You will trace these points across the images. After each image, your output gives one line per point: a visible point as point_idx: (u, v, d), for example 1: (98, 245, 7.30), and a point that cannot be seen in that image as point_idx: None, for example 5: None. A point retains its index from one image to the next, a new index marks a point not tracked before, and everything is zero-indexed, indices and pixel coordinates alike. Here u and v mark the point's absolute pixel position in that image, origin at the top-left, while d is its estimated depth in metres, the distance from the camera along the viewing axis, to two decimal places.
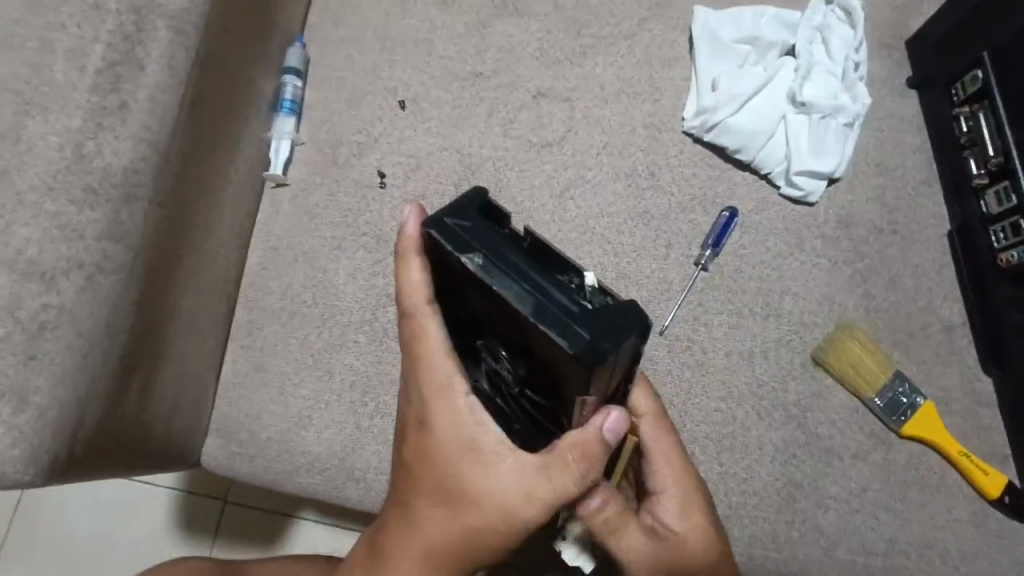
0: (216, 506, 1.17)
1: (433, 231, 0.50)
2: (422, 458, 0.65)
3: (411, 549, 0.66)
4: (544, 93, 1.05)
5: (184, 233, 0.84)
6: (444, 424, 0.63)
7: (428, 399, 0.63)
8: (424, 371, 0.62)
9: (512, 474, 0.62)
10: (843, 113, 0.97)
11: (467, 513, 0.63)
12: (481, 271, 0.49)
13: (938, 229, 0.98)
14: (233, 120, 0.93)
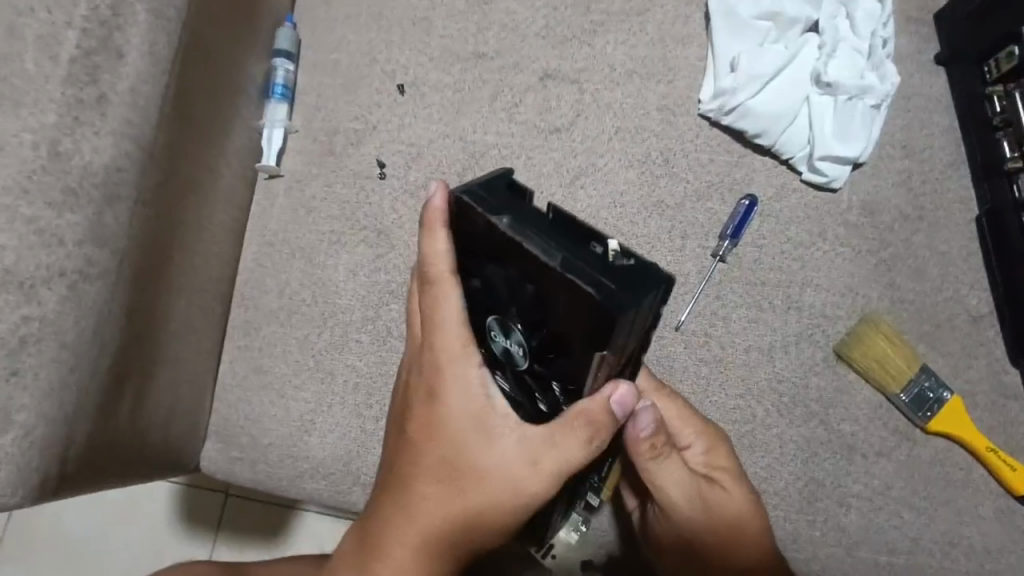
0: (217, 500, 1.13)
1: (465, 196, 0.49)
2: (427, 431, 0.59)
3: (406, 526, 0.60)
4: (550, 75, 0.99)
5: (173, 231, 0.79)
6: (453, 397, 0.58)
7: (440, 368, 0.58)
8: (437, 338, 0.57)
9: (518, 447, 0.57)
10: (871, 93, 0.92)
11: (470, 490, 0.59)
12: (510, 230, 0.47)
13: (967, 214, 0.93)
14: (221, 109, 0.87)
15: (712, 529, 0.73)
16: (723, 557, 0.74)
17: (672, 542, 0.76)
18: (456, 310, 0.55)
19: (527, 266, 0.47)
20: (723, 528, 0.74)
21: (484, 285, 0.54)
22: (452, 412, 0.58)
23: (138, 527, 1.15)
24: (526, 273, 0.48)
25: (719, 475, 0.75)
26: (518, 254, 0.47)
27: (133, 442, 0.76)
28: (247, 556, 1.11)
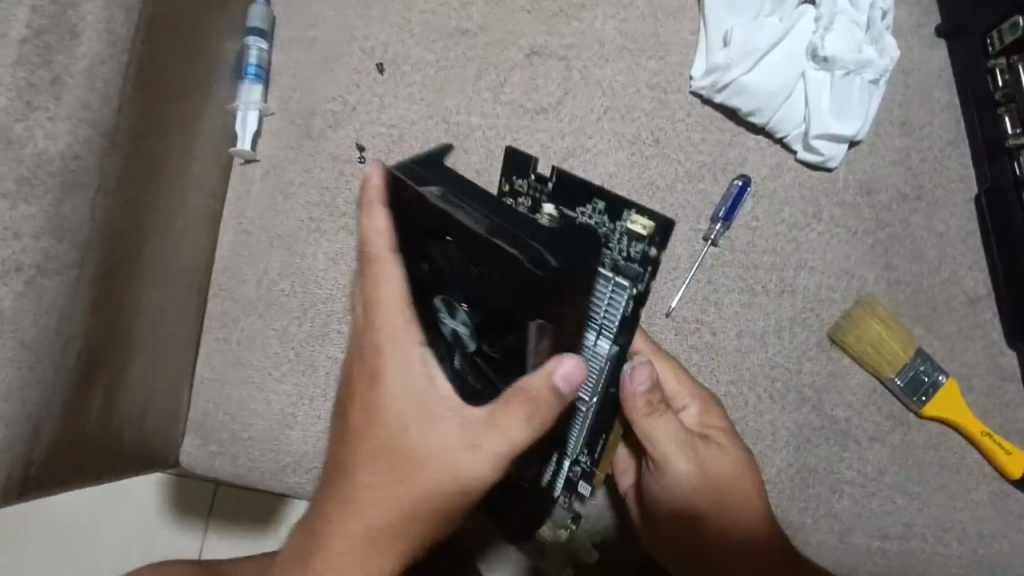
0: (208, 490, 1.11)
1: (399, 171, 0.47)
2: (364, 417, 0.53)
3: (339, 524, 0.53)
4: (537, 52, 0.95)
5: (142, 220, 0.76)
6: (390, 380, 0.52)
7: (380, 346, 0.52)
8: (377, 313, 0.52)
9: (460, 430, 0.53)
10: (869, 68, 0.88)
11: (409, 480, 0.52)
12: (439, 200, 0.46)
13: (965, 193, 0.91)
14: (189, 91, 0.84)
15: (713, 489, 0.73)
16: (724, 520, 0.73)
17: (671, 511, 0.75)
18: (398, 283, 0.51)
19: (462, 237, 0.47)
20: (723, 488, 0.73)
21: (434, 270, 0.52)
22: (392, 394, 0.53)
23: (124, 523, 1.12)
24: (460, 243, 0.48)
25: (715, 436, 0.76)
26: (451, 227, 0.46)
27: (105, 436, 0.76)
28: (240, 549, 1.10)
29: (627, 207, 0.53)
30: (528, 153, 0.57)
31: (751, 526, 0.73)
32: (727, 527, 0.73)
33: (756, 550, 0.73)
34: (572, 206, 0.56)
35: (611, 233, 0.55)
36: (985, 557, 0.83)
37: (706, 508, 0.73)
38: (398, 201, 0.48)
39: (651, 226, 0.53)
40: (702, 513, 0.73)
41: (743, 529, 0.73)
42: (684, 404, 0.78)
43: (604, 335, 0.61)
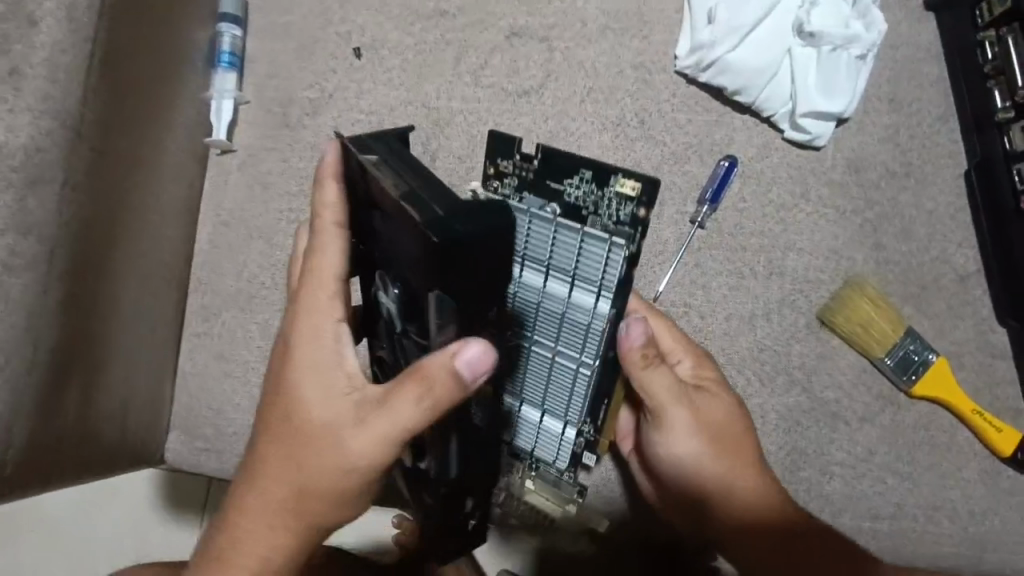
0: (202, 486, 1.09)
1: (350, 140, 0.51)
2: (277, 384, 0.55)
3: (244, 486, 0.55)
4: (518, 33, 0.93)
5: (116, 216, 0.74)
6: (304, 352, 0.54)
7: (303, 317, 0.55)
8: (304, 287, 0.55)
9: (354, 409, 0.52)
10: (857, 43, 0.86)
11: (303, 452, 0.53)
12: (371, 162, 0.49)
13: (955, 169, 0.89)
14: (161, 81, 0.81)
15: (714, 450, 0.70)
16: (728, 482, 0.70)
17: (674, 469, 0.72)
18: (327, 254, 0.53)
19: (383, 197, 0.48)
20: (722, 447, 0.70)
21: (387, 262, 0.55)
22: (301, 367, 0.54)
23: (119, 523, 1.11)
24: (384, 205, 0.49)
25: (710, 393, 0.72)
26: (380, 187, 0.48)
27: (85, 436, 0.74)
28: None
29: (611, 172, 0.53)
30: (513, 135, 0.59)
31: (754, 486, 0.70)
32: (731, 490, 0.70)
33: (763, 513, 0.70)
34: (560, 176, 0.56)
35: (601, 200, 0.55)
36: (975, 535, 0.82)
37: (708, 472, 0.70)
38: (348, 175, 0.53)
39: (640, 186, 0.53)
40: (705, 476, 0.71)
41: (745, 489, 0.70)
42: (677, 357, 0.75)
43: (604, 297, 0.59)
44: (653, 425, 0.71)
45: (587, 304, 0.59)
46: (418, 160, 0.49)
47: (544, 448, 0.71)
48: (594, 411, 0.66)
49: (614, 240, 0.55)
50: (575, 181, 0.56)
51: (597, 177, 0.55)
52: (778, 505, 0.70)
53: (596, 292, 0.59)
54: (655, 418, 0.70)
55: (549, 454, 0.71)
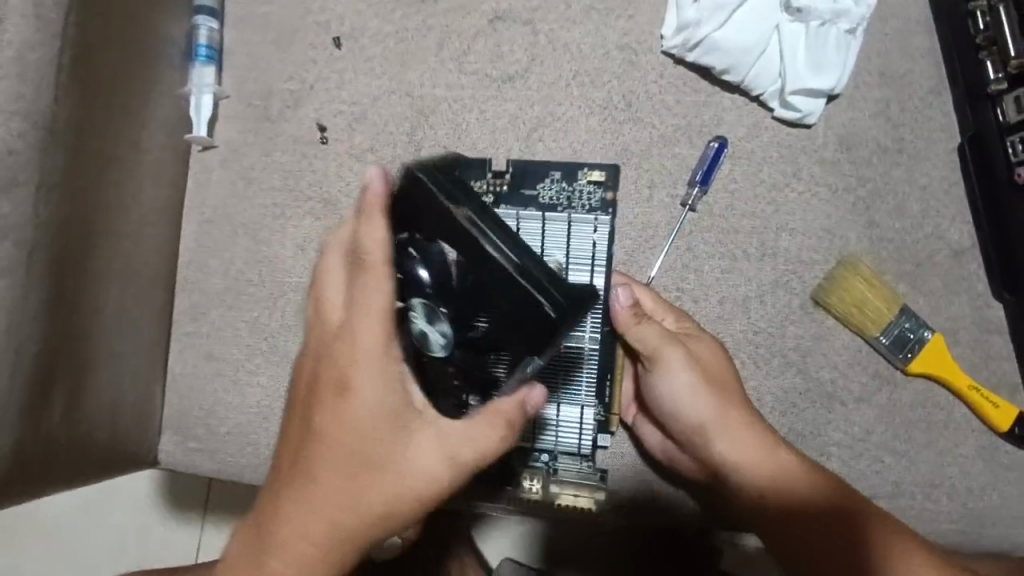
0: (201, 485, 1.09)
1: (422, 174, 0.54)
2: (338, 420, 0.53)
3: (298, 527, 0.53)
4: (501, 17, 0.91)
5: (94, 216, 0.73)
6: (364, 391, 0.53)
7: (361, 353, 0.52)
8: (362, 323, 0.52)
9: (432, 442, 0.54)
10: (845, 18, 0.85)
11: (375, 487, 0.53)
12: (470, 220, 0.54)
13: (948, 143, 0.88)
14: (136, 77, 0.80)
15: (705, 392, 0.71)
16: (720, 425, 0.70)
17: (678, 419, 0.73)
18: (388, 295, 0.51)
19: (481, 262, 0.54)
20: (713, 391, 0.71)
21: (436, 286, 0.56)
22: (370, 406, 0.53)
23: (121, 525, 1.11)
24: (471, 260, 0.55)
25: (699, 343, 0.75)
26: (474, 246, 0.54)
27: (74, 443, 0.73)
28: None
29: (566, 177, 0.79)
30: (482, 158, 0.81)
31: (747, 429, 0.70)
32: (726, 433, 0.70)
33: (759, 457, 0.68)
34: (535, 183, 0.79)
35: (572, 193, 0.78)
36: (974, 511, 0.82)
37: (700, 414, 0.71)
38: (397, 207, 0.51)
39: (604, 175, 0.78)
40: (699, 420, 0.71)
41: (739, 433, 0.70)
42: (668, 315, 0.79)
43: (600, 270, 0.75)
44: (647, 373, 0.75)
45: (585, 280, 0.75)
46: (500, 221, 0.57)
47: (564, 440, 0.79)
48: (601, 387, 0.78)
49: (598, 218, 0.77)
50: (553, 182, 0.79)
51: (569, 179, 0.78)
52: (776, 449, 0.68)
53: (592, 268, 0.75)
54: (648, 365, 0.74)
55: (570, 441, 0.79)
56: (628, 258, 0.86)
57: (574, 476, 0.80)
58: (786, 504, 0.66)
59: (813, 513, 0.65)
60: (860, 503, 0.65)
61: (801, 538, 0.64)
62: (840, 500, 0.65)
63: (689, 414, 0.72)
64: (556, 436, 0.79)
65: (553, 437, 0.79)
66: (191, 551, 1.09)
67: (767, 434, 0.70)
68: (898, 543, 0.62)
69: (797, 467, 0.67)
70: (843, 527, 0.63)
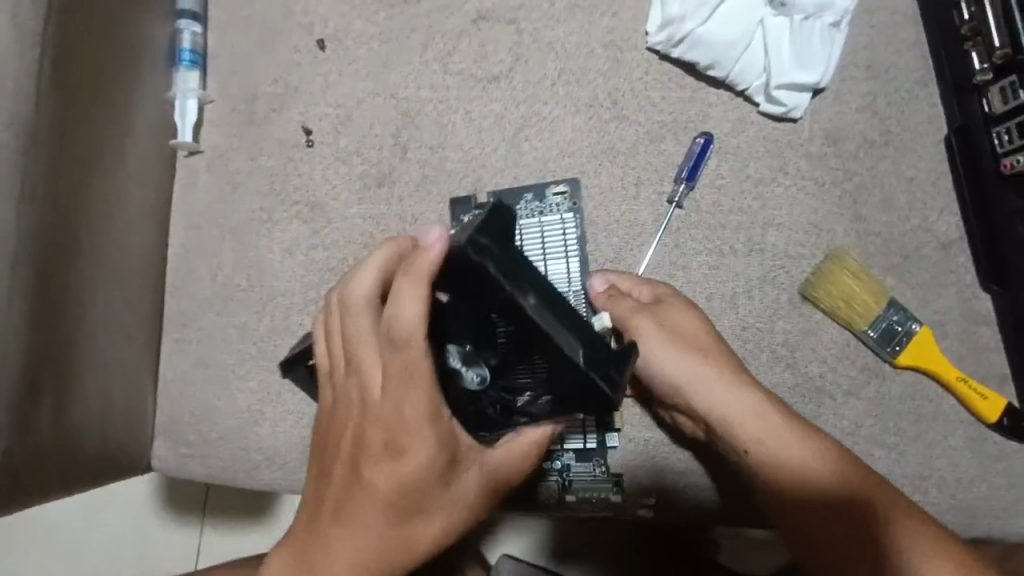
0: (200, 489, 1.11)
1: (491, 266, 0.52)
2: (386, 465, 0.61)
3: (354, 558, 0.62)
4: (484, 16, 0.90)
5: (75, 225, 0.75)
6: (413, 448, 0.60)
7: (405, 411, 0.59)
8: (404, 387, 0.58)
9: (472, 479, 0.65)
10: (830, 11, 0.84)
11: (423, 520, 0.63)
12: (535, 310, 0.53)
13: (935, 134, 0.88)
14: (112, 87, 0.81)
15: (699, 373, 0.72)
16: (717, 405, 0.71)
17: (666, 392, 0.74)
18: (426, 363, 0.57)
19: (547, 349, 0.54)
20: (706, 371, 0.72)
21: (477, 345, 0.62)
22: (415, 454, 0.60)
23: (121, 529, 1.11)
24: (527, 335, 0.55)
25: (683, 322, 0.75)
26: (533, 331, 0.54)
27: (62, 450, 0.75)
28: (239, 550, 1.09)
29: (529, 189, 0.86)
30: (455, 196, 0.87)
31: (743, 405, 0.70)
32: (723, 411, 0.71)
33: (758, 433, 0.69)
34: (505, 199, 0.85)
35: (540, 205, 0.85)
36: (964, 503, 0.82)
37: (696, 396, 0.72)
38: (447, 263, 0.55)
39: (567, 187, 0.86)
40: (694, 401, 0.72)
41: (737, 411, 0.70)
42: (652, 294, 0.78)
43: (574, 256, 0.84)
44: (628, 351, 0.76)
45: (566, 268, 0.83)
46: (562, 299, 0.55)
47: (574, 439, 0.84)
48: None
49: (566, 216, 0.85)
50: (527, 202, 0.85)
51: (539, 196, 0.86)
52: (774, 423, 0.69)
53: (567, 257, 0.84)
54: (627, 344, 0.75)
55: (576, 439, 0.84)
56: (616, 257, 0.86)
57: (586, 476, 0.84)
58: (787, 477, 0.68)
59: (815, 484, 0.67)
60: (858, 473, 0.66)
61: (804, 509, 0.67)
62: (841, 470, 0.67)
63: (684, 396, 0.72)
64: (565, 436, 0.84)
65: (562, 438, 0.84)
66: (192, 554, 1.10)
67: (765, 408, 0.70)
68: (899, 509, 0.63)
69: (797, 440, 0.69)
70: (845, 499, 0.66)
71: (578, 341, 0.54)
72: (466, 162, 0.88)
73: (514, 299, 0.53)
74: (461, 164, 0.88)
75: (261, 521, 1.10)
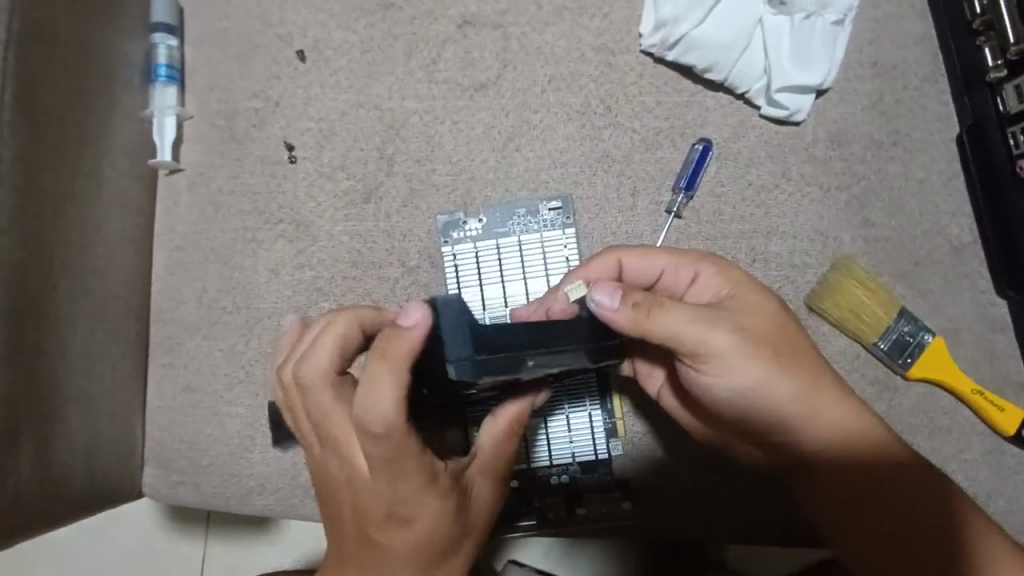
0: (199, 514, 1.08)
1: (488, 376, 0.52)
2: (400, 527, 0.59)
3: None
4: (470, 22, 0.87)
5: (52, 257, 0.70)
6: (414, 496, 0.58)
7: (395, 485, 0.57)
8: (387, 460, 0.56)
9: (484, 490, 0.65)
10: (831, 8, 0.81)
11: (451, 551, 0.62)
12: (538, 365, 0.54)
13: (945, 133, 0.84)
14: (92, 106, 0.77)
15: (787, 376, 0.62)
16: (815, 411, 0.63)
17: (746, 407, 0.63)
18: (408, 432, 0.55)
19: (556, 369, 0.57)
20: (795, 374, 0.62)
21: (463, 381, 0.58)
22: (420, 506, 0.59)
23: (118, 556, 1.09)
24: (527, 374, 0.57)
25: (757, 308, 0.63)
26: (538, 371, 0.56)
27: (47, 489, 0.71)
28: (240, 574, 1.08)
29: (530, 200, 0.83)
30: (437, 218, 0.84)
31: (839, 408, 0.64)
32: (817, 422, 0.63)
33: (849, 438, 0.64)
34: (499, 216, 0.83)
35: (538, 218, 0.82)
36: None
37: (790, 406, 0.63)
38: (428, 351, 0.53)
39: (560, 203, 0.83)
40: (784, 406, 0.62)
41: (826, 409, 0.63)
42: (692, 277, 0.68)
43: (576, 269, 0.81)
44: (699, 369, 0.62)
45: None
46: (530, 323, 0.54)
47: (580, 449, 0.81)
48: (605, 402, 0.82)
49: (566, 230, 0.82)
50: (521, 218, 0.82)
51: (532, 213, 0.83)
52: (872, 431, 0.64)
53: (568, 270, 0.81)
54: (699, 363, 0.61)
55: (586, 451, 0.81)
56: None
57: (592, 490, 0.81)
58: (883, 488, 0.64)
59: (901, 491, 0.63)
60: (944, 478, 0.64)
61: (899, 523, 0.63)
62: (936, 478, 0.64)
63: (770, 405, 0.63)
64: (571, 449, 0.82)
65: (569, 451, 0.81)
66: None
67: (862, 415, 0.65)
68: (970, 512, 0.63)
69: (887, 448, 0.64)
70: (931, 507, 0.63)
71: (578, 352, 0.56)
72: (454, 175, 0.85)
73: (523, 371, 0.54)
74: (449, 177, 0.85)
75: (262, 542, 1.07)
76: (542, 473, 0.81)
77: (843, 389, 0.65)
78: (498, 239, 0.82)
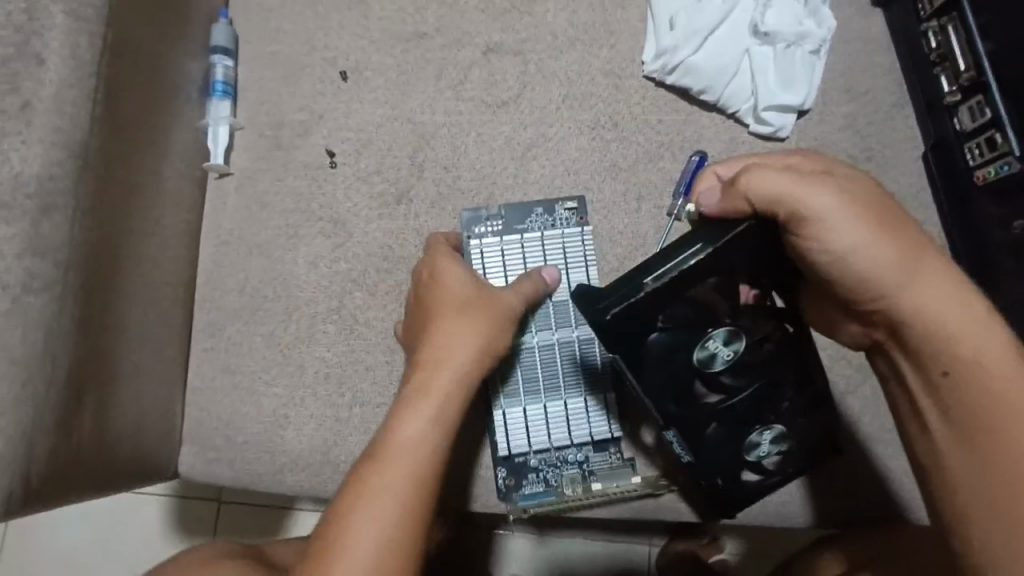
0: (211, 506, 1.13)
1: (613, 313, 0.66)
2: (418, 408, 0.68)
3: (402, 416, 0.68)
4: (493, 49, 0.98)
5: (121, 240, 0.78)
6: (443, 300, 0.75)
7: (439, 300, 0.76)
8: (447, 272, 0.78)
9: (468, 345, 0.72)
10: (809, 40, 0.94)
11: (444, 376, 0.70)
12: (660, 279, 0.65)
13: (914, 151, 0.94)
14: (159, 110, 0.86)
15: (889, 251, 0.60)
16: (916, 289, 0.61)
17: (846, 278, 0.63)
18: (500, 318, 0.75)
19: (694, 275, 0.66)
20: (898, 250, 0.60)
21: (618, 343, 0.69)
22: (450, 387, 0.69)
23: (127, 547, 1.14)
24: (679, 292, 0.66)
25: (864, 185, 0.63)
26: (674, 282, 0.65)
27: (101, 456, 0.76)
28: None
29: (552, 203, 0.92)
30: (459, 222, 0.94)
31: (944, 290, 0.62)
32: (916, 302, 0.61)
33: (948, 326, 0.61)
34: (523, 213, 0.92)
35: (557, 218, 0.92)
36: None
37: (886, 282, 0.61)
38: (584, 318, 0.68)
39: (576, 204, 0.92)
40: (883, 278, 0.61)
41: (929, 293, 0.61)
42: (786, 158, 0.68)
43: (593, 266, 0.90)
44: (802, 239, 0.62)
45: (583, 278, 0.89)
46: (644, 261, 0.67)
47: (577, 427, 0.87)
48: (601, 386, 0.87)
49: (582, 230, 0.91)
50: (540, 216, 0.92)
51: (550, 212, 0.92)
52: (971, 321, 0.61)
53: (585, 267, 0.90)
54: (803, 231, 0.62)
55: (602, 431, 0.87)
56: (622, 267, 0.91)
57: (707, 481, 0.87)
58: (974, 389, 0.60)
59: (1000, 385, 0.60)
60: None
61: (979, 425, 0.60)
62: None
63: (867, 276, 0.61)
64: (589, 428, 0.87)
65: (586, 432, 0.87)
66: None
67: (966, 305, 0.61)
68: None
69: (989, 337, 0.61)
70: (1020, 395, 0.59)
71: (700, 247, 0.65)
72: (478, 180, 0.95)
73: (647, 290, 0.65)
74: (474, 182, 0.95)
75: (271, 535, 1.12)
76: (559, 450, 0.88)
77: (945, 279, 0.62)
78: (521, 235, 0.91)
